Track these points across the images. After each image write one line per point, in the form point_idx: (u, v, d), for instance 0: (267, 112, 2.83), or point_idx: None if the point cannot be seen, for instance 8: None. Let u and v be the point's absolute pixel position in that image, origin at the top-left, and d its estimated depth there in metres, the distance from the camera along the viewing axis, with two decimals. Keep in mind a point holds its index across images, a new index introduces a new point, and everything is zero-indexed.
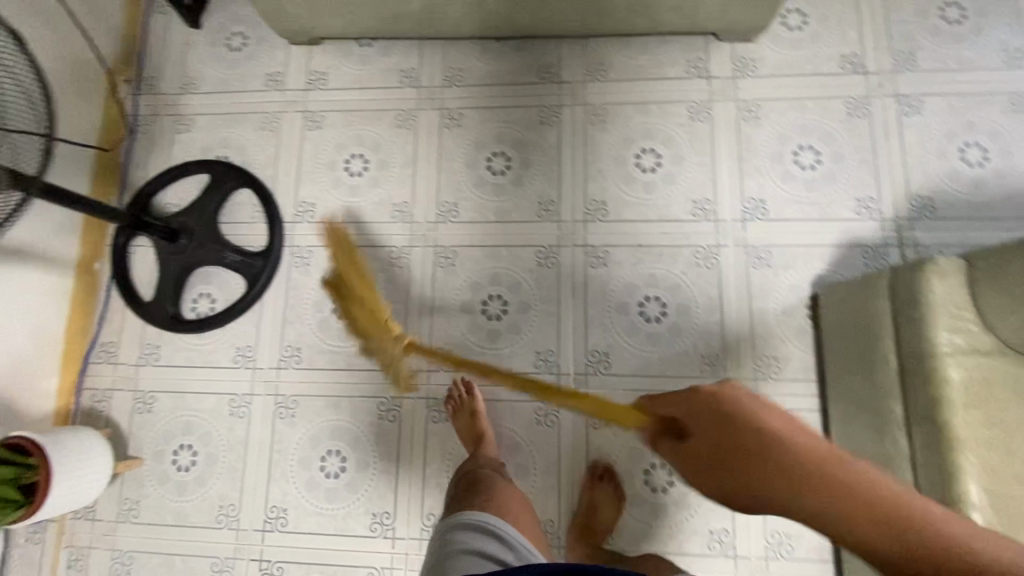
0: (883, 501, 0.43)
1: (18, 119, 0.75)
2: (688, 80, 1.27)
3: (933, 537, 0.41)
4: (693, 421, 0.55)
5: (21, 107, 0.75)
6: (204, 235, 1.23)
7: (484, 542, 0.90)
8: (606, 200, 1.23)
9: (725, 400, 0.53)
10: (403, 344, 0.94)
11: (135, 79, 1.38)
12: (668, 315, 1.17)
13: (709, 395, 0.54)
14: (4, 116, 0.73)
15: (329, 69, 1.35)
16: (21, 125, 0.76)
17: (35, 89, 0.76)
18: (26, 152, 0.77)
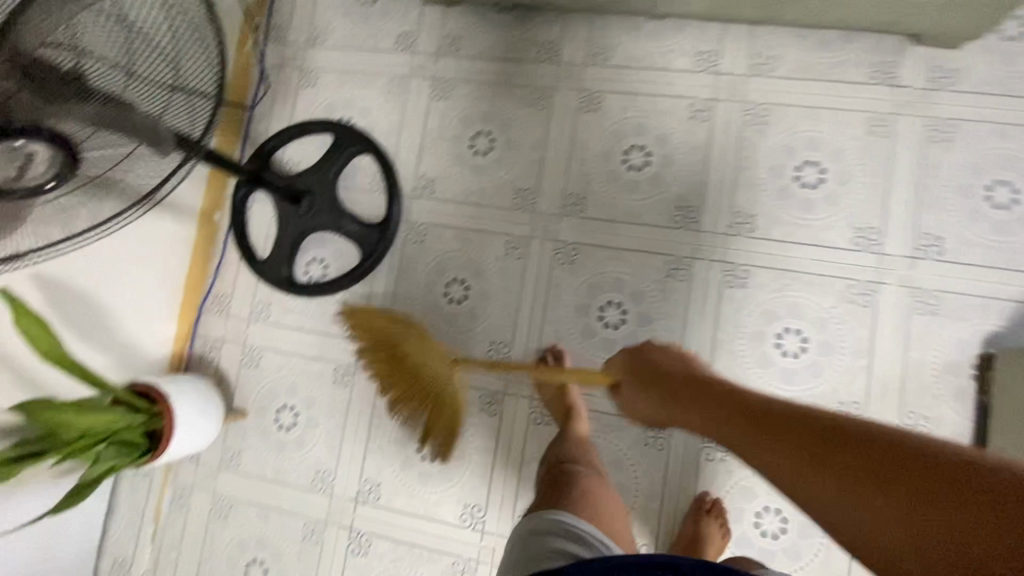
0: (737, 401, 0.67)
1: (196, 77, 0.74)
2: (870, 86, 1.10)
3: (765, 411, 0.64)
4: (622, 371, 0.84)
5: (200, 66, 0.74)
6: (324, 201, 1.21)
7: (566, 544, 0.84)
8: (754, 214, 1.11)
9: (640, 351, 0.83)
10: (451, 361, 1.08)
11: (265, 26, 1.34)
12: (808, 352, 1.07)
13: (631, 351, 0.84)
14: (183, 70, 0.72)
15: (463, 34, 1.26)
16: (197, 84, 0.74)
17: (214, 52, 0.75)
18: (197, 113, 0.75)
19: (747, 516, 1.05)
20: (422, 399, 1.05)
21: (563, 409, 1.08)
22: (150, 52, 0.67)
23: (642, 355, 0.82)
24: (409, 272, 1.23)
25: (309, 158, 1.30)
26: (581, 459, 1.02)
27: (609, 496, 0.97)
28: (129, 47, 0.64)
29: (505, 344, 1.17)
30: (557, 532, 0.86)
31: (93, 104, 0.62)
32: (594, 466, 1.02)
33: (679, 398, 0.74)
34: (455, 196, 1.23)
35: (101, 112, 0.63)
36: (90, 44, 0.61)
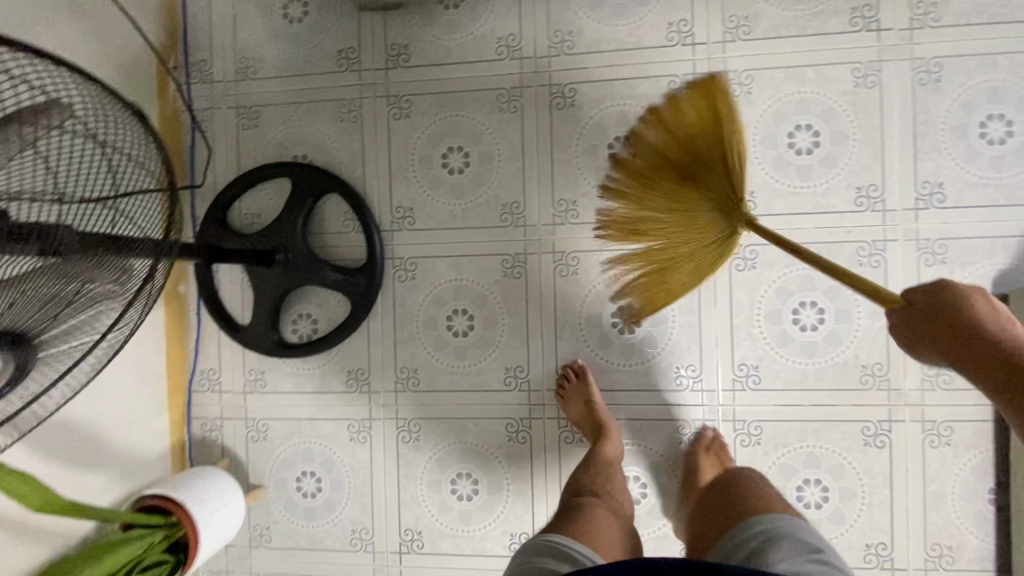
0: None
1: (135, 178, 0.71)
2: (852, 34, 1.04)
3: None
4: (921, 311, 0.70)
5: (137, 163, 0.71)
6: (299, 255, 1.13)
7: (548, 561, 0.79)
8: (753, 190, 1.07)
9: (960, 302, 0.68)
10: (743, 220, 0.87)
11: (185, 65, 1.20)
12: (827, 322, 1.05)
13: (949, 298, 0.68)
14: (122, 177, 0.69)
15: (410, 41, 1.14)
16: (138, 184, 0.71)
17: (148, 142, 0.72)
18: (147, 212, 0.74)
19: (789, 492, 1.07)
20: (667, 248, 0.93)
21: (593, 427, 1.06)
22: (81, 168, 0.63)
23: (956, 301, 0.68)
24: (405, 312, 1.16)
25: (269, 207, 1.18)
26: (601, 489, 0.97)
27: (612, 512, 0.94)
28: (59, 172, 0.61)
29: (520, 369, 1.13)
30: (533, 552, 0.81)
31: (45, 257, 0.59)
32: (614, 499, 0.97)
33: (962, 345, 0.66)
34: (437, 222, 1.15)
35: (50, 261, 0.60)
36: (22, 192, 0.57)
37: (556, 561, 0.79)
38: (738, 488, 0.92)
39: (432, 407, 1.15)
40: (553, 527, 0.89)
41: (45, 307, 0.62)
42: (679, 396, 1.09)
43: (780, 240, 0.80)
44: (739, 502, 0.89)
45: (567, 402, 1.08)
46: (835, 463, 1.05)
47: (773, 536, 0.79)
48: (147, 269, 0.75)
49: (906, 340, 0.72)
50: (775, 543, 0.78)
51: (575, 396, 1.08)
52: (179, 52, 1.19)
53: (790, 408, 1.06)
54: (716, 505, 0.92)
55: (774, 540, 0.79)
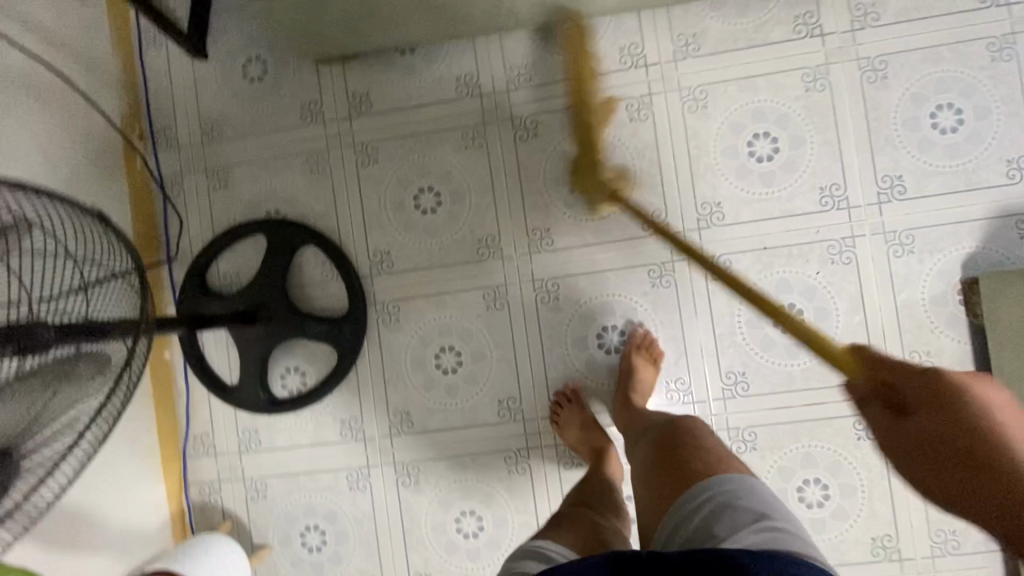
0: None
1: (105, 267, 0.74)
2: (798, 41, 1.07)
3: None
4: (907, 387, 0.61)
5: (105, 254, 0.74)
6: (281, 310, 1.13)
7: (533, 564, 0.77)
8: (720, 200, 1.09)
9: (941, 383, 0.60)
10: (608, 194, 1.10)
11: (150, 133, 1.20)
12: (807, 323, 1.07)
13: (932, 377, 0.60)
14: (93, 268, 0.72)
15: (371, 89, 1.16)
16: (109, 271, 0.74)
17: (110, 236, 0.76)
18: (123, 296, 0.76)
19: (791, 494, 1.07)
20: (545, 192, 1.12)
21: (592, 450, 1.06)
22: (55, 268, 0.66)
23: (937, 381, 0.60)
24: (393, 355, 1.16)
25: (246, 266, 1.19)
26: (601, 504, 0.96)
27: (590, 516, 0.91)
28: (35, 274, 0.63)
29: (513, 400, 1.13)
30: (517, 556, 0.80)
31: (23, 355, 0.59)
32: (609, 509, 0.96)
33: (939, 430, 0.59)
34: (415, 263, 1.16)
35: (26, 357, 0.59)
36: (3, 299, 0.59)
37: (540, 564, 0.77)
38: (680, 444, 0.88)
39: (429, 448, 1.14)
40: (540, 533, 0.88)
41: (29, 411, 0.60)
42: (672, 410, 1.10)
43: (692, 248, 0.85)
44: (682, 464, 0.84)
45: (563, 429, 1.08)
46: (832, 460, 1.06)
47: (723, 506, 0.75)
48: (123, 356, 0.74)
49: (874, 419, 0.62)
50: (724, 511, 0.74)
51: (571, 422, 1.08)
52: (143, 121, 1.20)
53: (781, 410, 1.07)
54: (659, 462, 0.87)
55: (724, 510, 0.75)
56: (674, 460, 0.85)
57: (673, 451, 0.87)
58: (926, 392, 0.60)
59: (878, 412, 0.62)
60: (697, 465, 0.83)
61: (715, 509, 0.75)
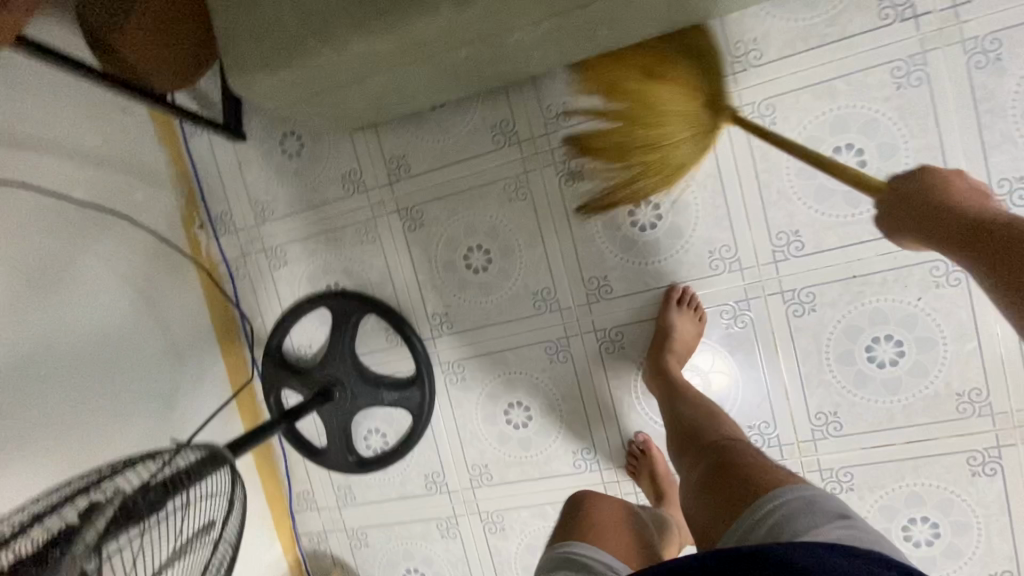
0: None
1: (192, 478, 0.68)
2: (883, 29, 0.90)
3: None
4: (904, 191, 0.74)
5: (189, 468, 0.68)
6: (354, 383, 1.17)
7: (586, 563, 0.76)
8: (797, 227, 0.97)
9: (939, 184, 0.73)
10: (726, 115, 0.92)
11: (208, 221, 1.25)
12: (907, 355, 0.96)
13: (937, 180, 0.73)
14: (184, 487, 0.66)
15: (407, 151, 1.13)
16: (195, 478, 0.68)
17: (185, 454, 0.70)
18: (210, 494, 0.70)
19: (894, 532, 1.01)
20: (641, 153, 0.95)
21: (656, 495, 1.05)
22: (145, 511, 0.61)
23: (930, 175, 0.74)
24: (464, 413, 1.18)
25: (316, 338, 1.24)
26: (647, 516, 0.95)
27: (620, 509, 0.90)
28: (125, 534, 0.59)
29: (588, 451, 1.13)
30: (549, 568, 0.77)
31: None
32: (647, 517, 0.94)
33: (943, 212, 0.70)
34: (475, 324, 1.15)
35: None
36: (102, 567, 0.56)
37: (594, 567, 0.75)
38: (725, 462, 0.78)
39: (510, 497, 1.18)
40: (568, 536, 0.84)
41: None
42: None
43: (832, 164, 0.80)
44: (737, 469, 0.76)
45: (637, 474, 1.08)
46: (941, 497, 0.98)
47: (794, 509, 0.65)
48: (225, 508, 0.73)
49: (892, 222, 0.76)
50: (793, 519, 0.64)
51: (643, 472, 1.06)
52: (200, 210, 1.24)
53: (879, 448, 1.00)
54: (716, 479, 0.76)
55: (793, 515, 0.64)
56: (732, 474, 0.75)
57: (733, 468, 0.76)
58: (927, 191, 0.73)
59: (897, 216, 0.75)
60: (758, 480, 0.72)
61: (785, 517, 0.64)
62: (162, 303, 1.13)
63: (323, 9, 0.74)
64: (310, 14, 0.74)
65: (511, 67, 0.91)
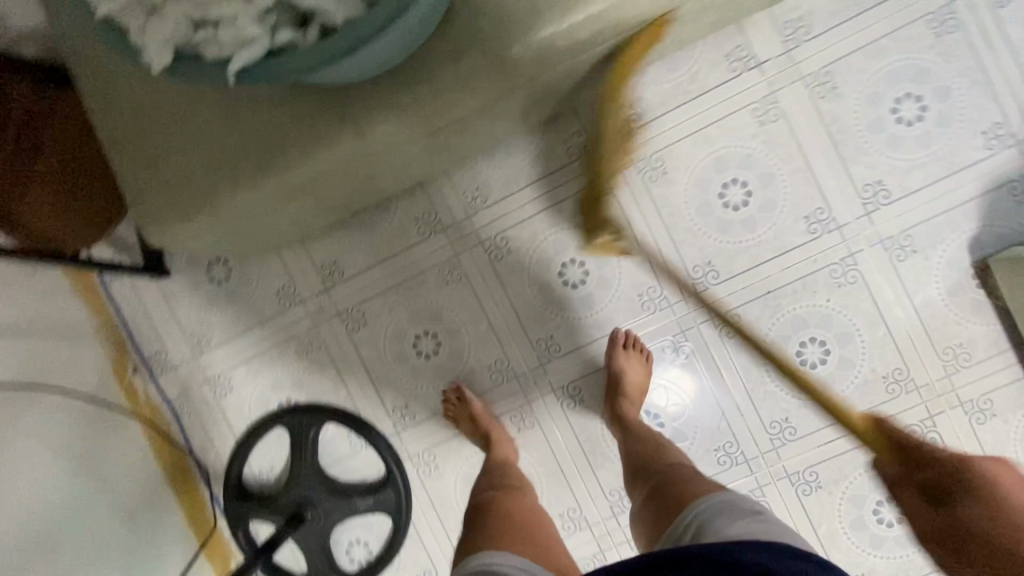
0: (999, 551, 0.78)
1: None
2: (735, 78, 1.04)
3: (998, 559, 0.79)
4: (960, 505, 0.84)
5: None
6: (325, 498, 1.13)
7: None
8: (710, 258, 1.06)
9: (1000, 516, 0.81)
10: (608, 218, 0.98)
11: (142, 363, 1.20)
12: (832, 352, 1.05)
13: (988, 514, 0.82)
14: None
15: (337, 256, 1.15)
16: None
17: None
18: None
19: (868, 518, 1.07)
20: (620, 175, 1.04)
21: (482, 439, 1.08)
22: None
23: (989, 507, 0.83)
24: (444, 501, 1.16)
25: (277, 459, 1.20)
26: (502, 485, 1.01)
27: (521, 504, 0.97)
28: None
29: (573, 509, 1.14)
30: None
31: None
32: (516, 488, 1.00)
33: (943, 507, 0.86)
34: (436, 408, 1.16)
35: None
36: None
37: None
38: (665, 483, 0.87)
39: None
40: (474, 542, 0.88)
41: None
42: (728, 474, 1.09)
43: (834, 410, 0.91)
44: (677, 491, 0.84)
45: (456, 421, 1.11)
46: None
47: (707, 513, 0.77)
48: None
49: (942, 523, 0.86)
50: (710, 521, 0.75)
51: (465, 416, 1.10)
52: (132, 355, 1.20)
53: (834, 443, 1.06)
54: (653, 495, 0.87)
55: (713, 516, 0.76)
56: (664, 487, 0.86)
57: (668, 490, 0.85)
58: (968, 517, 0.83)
59: (912, 497, 0.91)
60: (688, 497, 0.82)
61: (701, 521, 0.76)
62: (104, 463, 1.07)
63: (228, 154, 0.76)
64: (216, 160, 0.77)
65: (420, 167, 0.97)
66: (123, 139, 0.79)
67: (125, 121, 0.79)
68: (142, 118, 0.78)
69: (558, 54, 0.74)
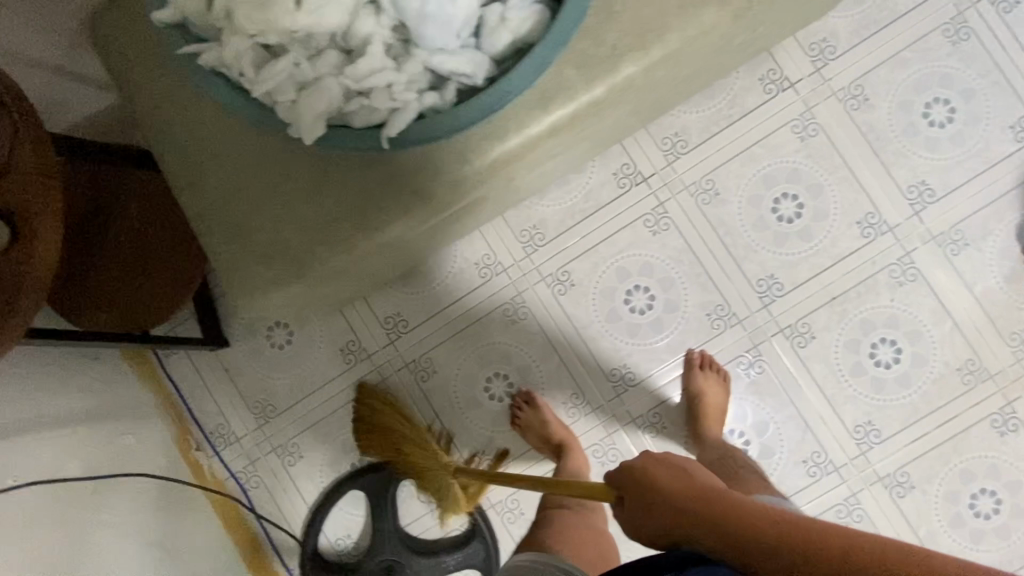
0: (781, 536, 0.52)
1: None
2: (772, 99, 1.09)
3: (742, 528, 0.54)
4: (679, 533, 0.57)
5: None
6: (414, 558, 1.10)
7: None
8: (772, 271, 1.08)
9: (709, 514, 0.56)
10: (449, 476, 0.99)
11: (204, 439, 1.16)
12: (904, 351, 1.07)
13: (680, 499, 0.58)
14: None
15: (401, 308, 1.15)
16: None
17: None
18: None
19: (966, 513, 1.06)
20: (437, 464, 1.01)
21: (550, 445, 1.08)
22: None
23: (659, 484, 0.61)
24: None
25: (353, 523, 1.16)
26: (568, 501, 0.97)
27: (584, 518, 0.94)
28: None
29: None
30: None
31: None
32: (584, 507, 0.97)
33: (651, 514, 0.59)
34: (514, 451, 1.14)
35: None
36: None
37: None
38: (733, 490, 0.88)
39: None
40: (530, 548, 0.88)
41: None
42: (819, 485, 1.08)
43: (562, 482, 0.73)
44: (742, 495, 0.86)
45: (524, 430, 1.09)
46: (987, 464, 1.06)
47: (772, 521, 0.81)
48: None
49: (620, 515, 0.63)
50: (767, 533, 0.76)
51: (532, 421, 1.09)
52: (193, 431, 1.16)
53: (919, 440, 1.07)
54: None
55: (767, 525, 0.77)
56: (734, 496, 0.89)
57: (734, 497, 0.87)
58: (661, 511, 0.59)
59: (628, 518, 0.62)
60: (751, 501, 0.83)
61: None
62: None
63: (325, 217, 0.77)
64: (314, 224, 0.77)
65: (488, 211, 0.99)
66: (212, 214, 0.79)
67: (212, 196, 0.78)
68: (230, 192, 0.78)
69: (635, 90, 0.78)
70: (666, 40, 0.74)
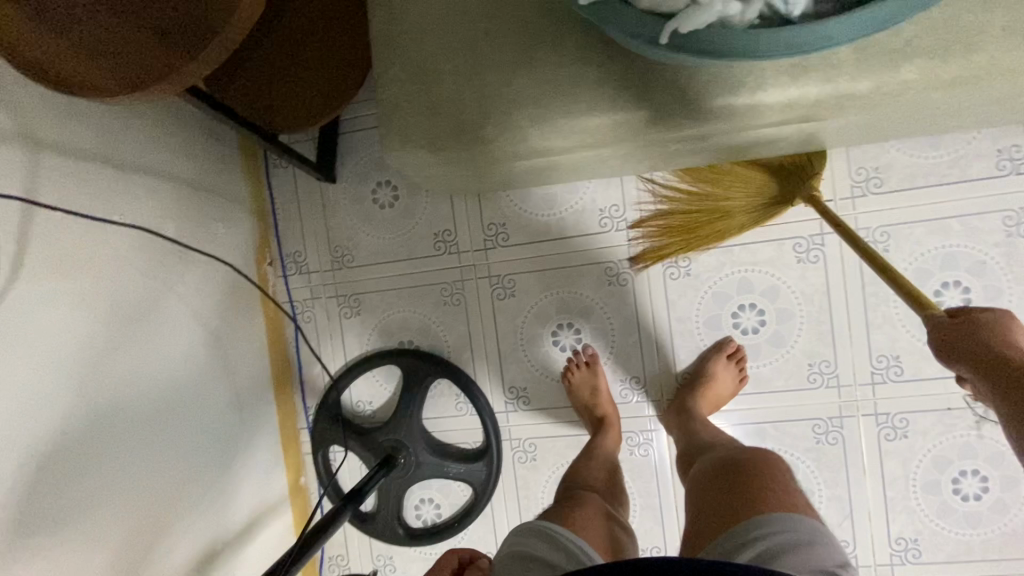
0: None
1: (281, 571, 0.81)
2: (1001, 178, 0.93)
3: None
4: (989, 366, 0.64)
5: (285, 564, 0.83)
6: (421, 450, 1.11)
7: (534, 543, 0.73)
8: (899, 353, 0.99)
9: None
10: (750, 195, 0.95)
11: (278, 259, 1.18)
12: (991, 492, 0.98)
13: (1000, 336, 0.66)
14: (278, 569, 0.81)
15: (508, 220, 1.10)
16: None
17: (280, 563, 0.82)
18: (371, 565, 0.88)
19: None
20: (729, 189, 0.96)
21: (594, 416, 1.05)
22: None
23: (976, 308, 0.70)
24: (529, 493, 1.14)
25: (378, 393, 1.18)
26: (599, 485, 0.95)
27: (606, 505, 0.91)
28: None
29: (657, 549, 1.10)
30: (520, 536, 0.75)
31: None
32: (613, 495, 0.96)
33: (987, 359, 0.64)
34: (554, 400, 1.12)
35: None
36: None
37: (546, 547, 0.73)
38: (749, 478, 0.75)
39: None
40: (556, 514, 0.83)
41: None
42: None
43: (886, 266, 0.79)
44: (752, 489, 0.73)
45: (573, 389, 1.06)
46: None
47: (786, 544, 0.64)
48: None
49: (937, 339, 0.70)
50: (796, 547, 0.64)
51: (585, 383, 1.05)
52: (272, 247, 1.18)
53: None
54: (715, 501, 0.75)
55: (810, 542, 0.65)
56: (737, 500, 0.72)
57: (749, 483, 0.74)
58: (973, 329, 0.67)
59: (942, 322, 0.70)
60: (775, 498, 0.71)
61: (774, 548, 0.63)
62: (228, 344, 1.05)
63: (509, 95, 0.71)
64: (494, 97, 0.72)
65: (699, 161, 0.90)
66: (402, 46, 0.75)
67: (411, 28, 0.74)
68: (430, 31, 0.74)
69: (895, 103, 0.67)
70: (971, 60, 0.61)
